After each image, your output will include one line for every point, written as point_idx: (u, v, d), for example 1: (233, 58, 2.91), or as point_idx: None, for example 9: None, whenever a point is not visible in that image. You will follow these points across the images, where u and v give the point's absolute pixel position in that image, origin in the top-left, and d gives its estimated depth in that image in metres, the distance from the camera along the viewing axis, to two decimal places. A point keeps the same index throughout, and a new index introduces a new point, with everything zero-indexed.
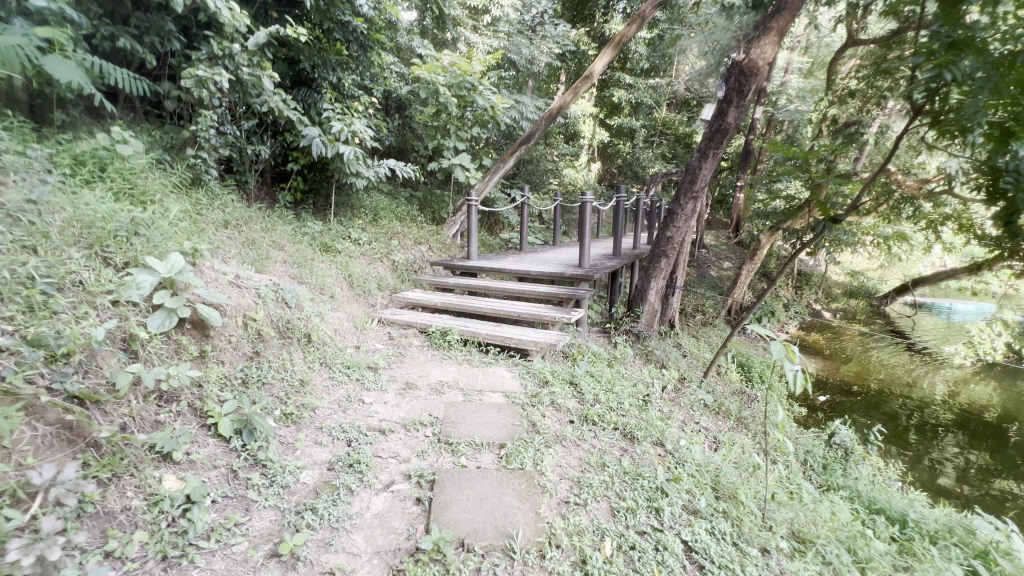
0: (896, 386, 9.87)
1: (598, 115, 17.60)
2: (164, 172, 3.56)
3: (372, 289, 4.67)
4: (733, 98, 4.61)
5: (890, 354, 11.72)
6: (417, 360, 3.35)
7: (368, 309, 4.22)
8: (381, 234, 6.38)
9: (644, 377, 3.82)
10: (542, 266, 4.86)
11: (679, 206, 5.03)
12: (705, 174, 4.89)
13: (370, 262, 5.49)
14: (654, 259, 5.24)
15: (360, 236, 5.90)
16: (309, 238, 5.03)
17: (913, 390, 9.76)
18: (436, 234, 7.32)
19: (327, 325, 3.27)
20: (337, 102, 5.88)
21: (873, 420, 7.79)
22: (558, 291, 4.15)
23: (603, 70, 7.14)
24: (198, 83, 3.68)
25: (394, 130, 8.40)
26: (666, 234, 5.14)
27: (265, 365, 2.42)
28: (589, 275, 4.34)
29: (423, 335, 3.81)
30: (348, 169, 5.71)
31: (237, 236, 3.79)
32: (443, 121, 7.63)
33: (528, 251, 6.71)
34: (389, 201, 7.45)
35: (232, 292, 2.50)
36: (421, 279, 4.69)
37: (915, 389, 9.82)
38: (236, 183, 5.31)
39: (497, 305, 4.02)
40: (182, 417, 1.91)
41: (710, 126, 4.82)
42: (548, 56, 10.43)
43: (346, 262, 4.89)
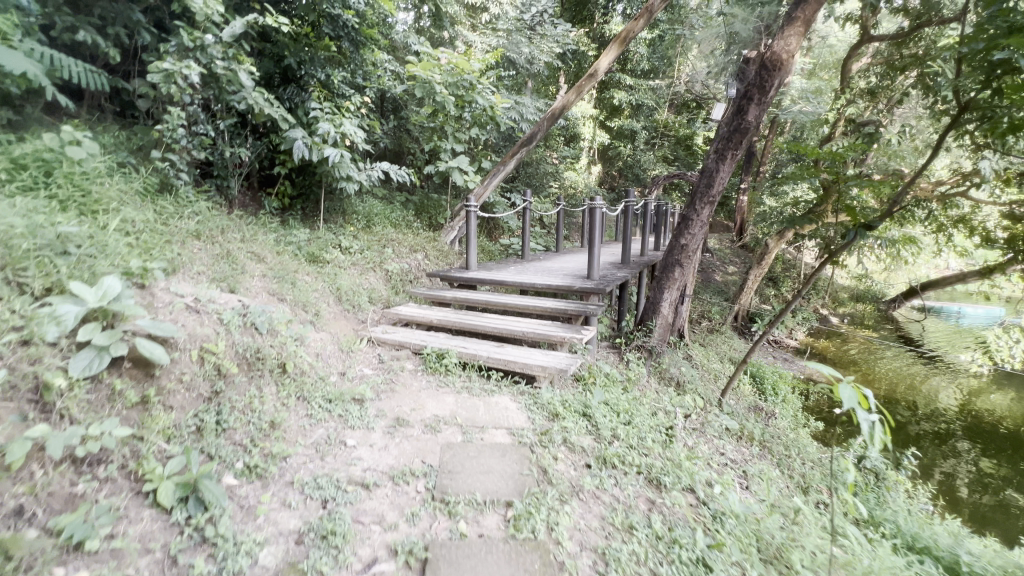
0: (911, 395, 9.50)
1: (598, 117, 17.27)
2: (125, 177, 3.19)
3: (363, 304, 4.30)
4: (753, 94, 4.25)
5: (901, 361, 11.38)
6: (411, 388, 2.97)
7: (359, 327, 3.85)
8: (375, 242, 6.00)
9: (663, 404, 3.44)
10: (547, 276, 4.48)
11: (694, 211, 4.67)
12: (722, 178, 4.53)
13: (361, 273, 5.12)
14: (667, 269, 4.87)
15: (351, 245, 5.53)
16: (294, 248, 4.65)
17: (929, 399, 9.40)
18: (432, 241, 6.94)
19: (307, 350, 2.88)
20: (326, 101, 5.51)
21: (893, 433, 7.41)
22: (566, 308, 3.75)
23: (609, 68, 6.79)
24: (165, 78, 3.30)
25: (389, 132, 8.03)
26: (680, 241, 4.78)
27: (226, 407, 2.04)
28: (599, 288, 3.95)
29: (417, 357, 3.43)
30: (337, 173, 5.33)
31: (209, 248, 3.41)
32: (439, 122, 7.27)
33: (531, 259, 6.33)
34: (383, 206, 7.08)
35: (187, 320, 2.12)
36: (416, 293, 4.30)
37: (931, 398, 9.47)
38: (216, 187, 4.95)
39: (499, 323, 3.64)
40: (110, 485, 1.53)
41: (727, 126, 4.46)
42: (548, 56, 10.10)
43: (335, 274, 4.51)
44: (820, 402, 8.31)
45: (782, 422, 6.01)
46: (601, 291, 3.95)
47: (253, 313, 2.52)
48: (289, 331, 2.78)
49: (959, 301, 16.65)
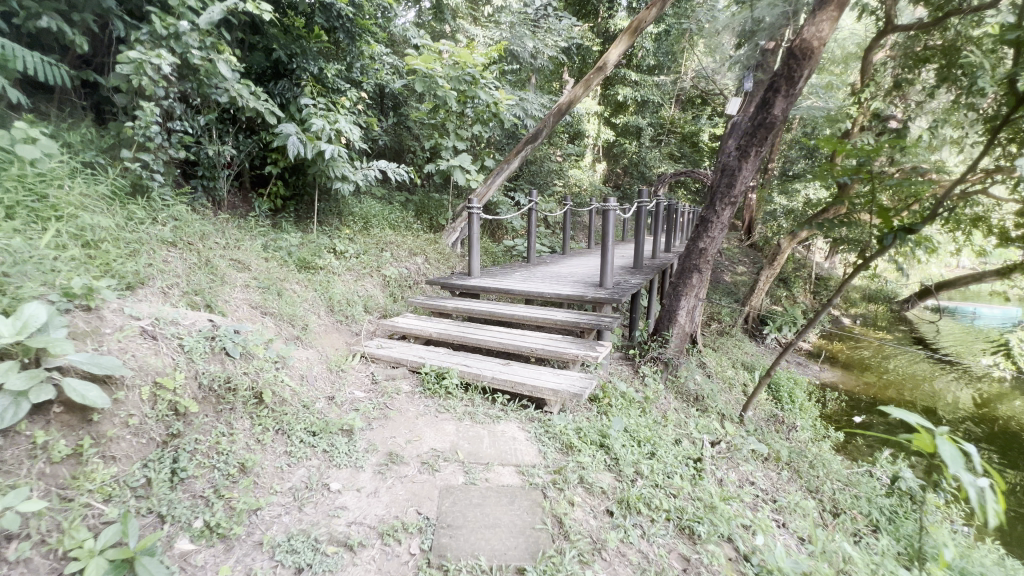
0: (932, 400, 9.12)
1: (602, 113, 16.91)
2: (90, 178, 2.88)
3: (357, 314, 3.99)
4: (780, 86, 3.90)
5: (918, 364, 11.00)
6: (408, 414, 2.66)
7: (351, 342, 3.54)
8: (372, 245, 5.69)
9: (686, 428, 3.12)
10: (555, 283, 4.14)
11: (713, 213, 4.34)
12: (745, 177, 4.19)
13: (356, 280, 4.80)
14: (684, 275, 4.55)
15: (346, 249, 5.22)
16: (285, 254, 4.36)
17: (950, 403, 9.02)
18: (433, 243, 6.62)
19: (290, 373, 2.57)
20: (320, 95, 5.20)
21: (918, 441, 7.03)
22: (578, 322, 3.40)
23: (618, 60, 6.43)
24: (134, 68, 2.98)
25: (388, 129, 7.73)
26: (698, 245, 4.45)
27: (184, 451, 1.74)
28: (615, 298, 3.58)
29: (415, 375, 3.12)
30: (331, 173, 5.01)
31: (186, 257, 3.11)
32: (441, 119, 6.96)
33: (536, 262, 6.00)
34: (381, 206, 6.78)
35: (139, 348, 1.82)
36: (413, 302, 3.97)
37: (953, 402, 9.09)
38: (202, 188, 4.68)
39: (505, 337, 3.32)
40: (22, 568, 1.22)
41: (751, 121, 4.11)
42: (553, 50, 9.78)
43: (327, 281, 4.22)
44: (837, 410, 7.97)
45: (803, 436, 5.66)
46: (618, 301, 3.58)
47: (221, 332, 2.20)
48: (267, 353, 2.47)
49: (973, 302, 16.27)
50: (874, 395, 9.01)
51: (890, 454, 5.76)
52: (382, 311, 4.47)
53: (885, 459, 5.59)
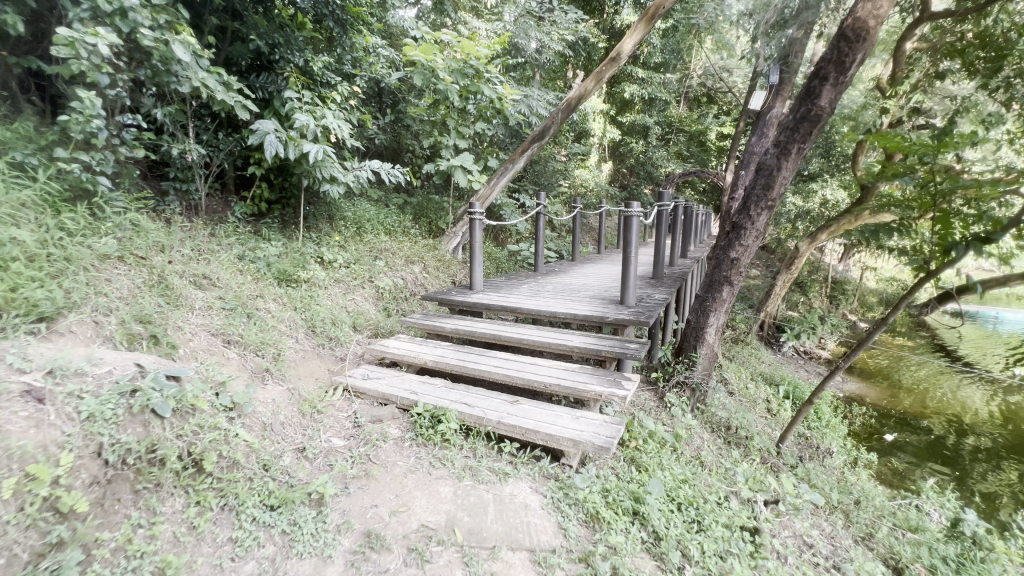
0: (967, 411, 8.51)
1: (608, 112, 16.40)
2: (11, 182, 2.40)
3: (343, 335, 3.50)
4: (829, 72, 3.40)
5: (945, 372, 10.42)
6: (395, 471, 2.17)
7: (334, 372, 3.05)
8: (364, 254, 5.22)
9: (729, 481, 2.61)
10: (569, 299, 3.62)
11: (748, 219, 3.83)
12: (785, 178, 3.68)
13: (345, 294, 4.32)
14: (713, 288, 4.04)
15: (335, 258, 4.74)
16: (262, 266, 3.88)
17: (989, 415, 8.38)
18: (432, 250, 6.14)
19: (248, 423, 2.08)
20: (306, 89, 4.71)
21: (961, 460, 6.43)
22: (598, 349, 2.87)
23: (634, 49, 5.92)
24: (70, 49, 2.51)
25: (385, 128, 7.26)
26: (729, 255, 3.94)
27: (68, 565, 1.24)
28: (641, 320, 3.05)
29: (405, 416, 2.62)
30: (318, 174, 4.54)
31: (134, 275, 2.63)
32: (440, 115, 6.49)
33: (545, 270, 5.51)
34: (376, 209, 6.32)
35: (11, 420, 1.35)
36: (409, 321, 3.47)
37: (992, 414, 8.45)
38: (173, 191, 4.25)
39: (512, 368, 2.81)
40: None
41: (792, 113, 3.61)
42: (559, 44, 9.28)
43: (310, 297, 3.73)
44: (865, 427, 7.43)
45: (839, 464, 5.14)
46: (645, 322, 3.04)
47: (146, 379, 1.71)
48: (214, 401, 1.99)
49: (992, 306, 15.70)
50: (903, 409, 8.45)
51: (933, 483, 5.25)
52: (372, 331, 3.99)
53: (928, 488, 5.07)
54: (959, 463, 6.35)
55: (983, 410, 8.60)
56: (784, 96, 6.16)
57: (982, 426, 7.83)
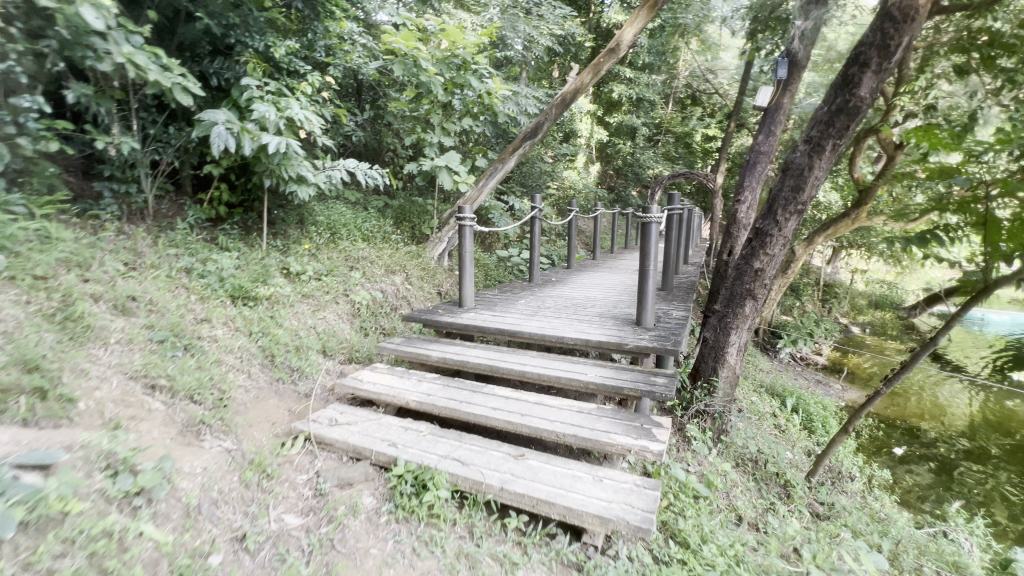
0: (969, 417, 8.30)
1: (596, 112, 16.03)
2: None
3: (307, 366, 2.94)
4: (871, 57, 2.97)
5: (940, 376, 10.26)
6: (368, 564, 1.63)
7: (294, 416, 2.50)
8: (339, 263, 4.64)
9: (782, 551, 2.13)
10: (577, 319, 3.11)
11: (774, 224, 3.39)
12: (817, 178, 3.24)
13: (315, 312, 3.76)
14: (734, 303, 3.58)
15: (304, 271, 4.16)
16: (214, 281, 3.30)
17: (992, 421, 8.18)
18: (415, 257, 5.58)
19: (161, 510, 1.52)
20: (269, 77, 4.12)
21: (976, 472, 6.13)
22: (619, 384, 2.35)
23: (635, 40, 5.48)
24: None
25: (363, 124, 6.70)
26: (753, 265, 3.49)
27: None
28: (668, 347, 2.53)
29: (382, 476, 2.08)
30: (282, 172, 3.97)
31: (28, 301, 2.06)
32: (423, 111, 5.97)
33: (541, 280, 5.00)
34: (353, 213, 5.76)
35: None
36: (388, 349, 2.92)
37: (995, 419, 8.24)
38: (110, 193, 3.64)
39: (515, 410, 2.29)
40: None
41: (825, 106, 3.19)
42: (547, 40, 8.85)
43: (270, 319, 3.18)
44: (874, 439, 7.07)
45: (858, 489, 4.75)
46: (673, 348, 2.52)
47: None
48: (107, 487, 1.44)
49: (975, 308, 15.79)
50: (905, 416, 8.18)
51: (958, 506, 4.88)
52: (345, 357, 3.43)
53: (954, 512, 4.71)
54: (974, 475, 6.05)
55: (985, 416, 8.41)
56: (792, 92, 5.69)
57: (987, 434, 7.60)
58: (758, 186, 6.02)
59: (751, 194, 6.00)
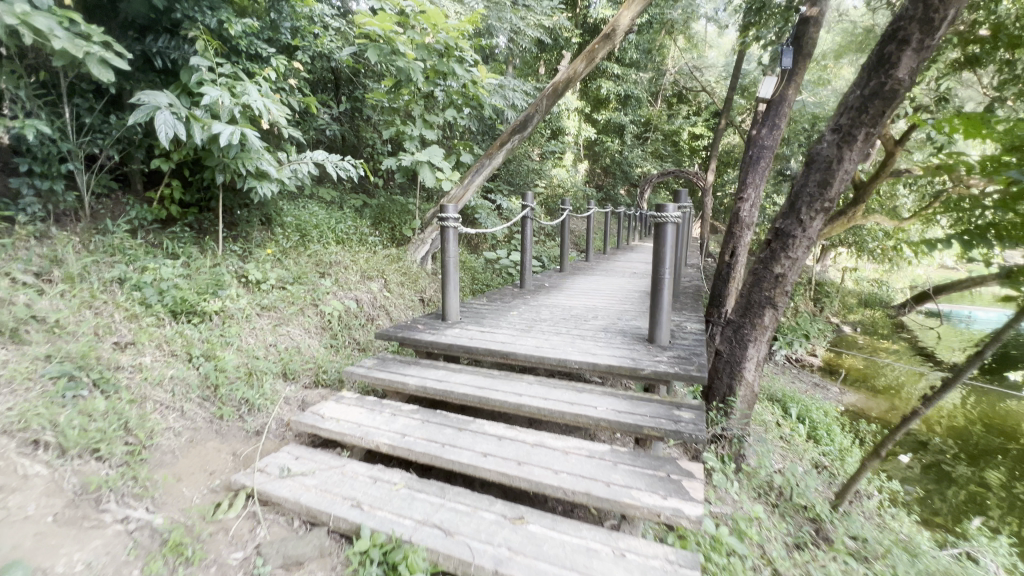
0: (967, 415, 8.15)
1: (584, 109, 15.58)
2: None
3: (259, 396, 2.47)
4: (911, 33, 2.60)
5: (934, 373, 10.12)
6: None
7: (238, 464, 2.03)
8: (307, 268, 4.15)
9: None
10: (580, 334, 2.67)
11: (797, 224, 3.01)
12: (846, 172, 2.87)
13: (276, 327, 3.27)
14: (752, 312, 3.21)
15: (266, 278, 3.67)
16: (152, 293, 2.79)
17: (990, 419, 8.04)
18: (394, 261, 5.11)
19: None
20: (223, 58, 3.61)
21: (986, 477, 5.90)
22: (638, 420, 1.92)
23: (632, 25, 5.11)
24: None
25: (337, 117, 6.18)
26: (773, 271, 3.11)
27: None
28: (693, 372, 2.10)
29: (342, 549, 1.63)
30: (240, 167, 3.46)
31: None
32: (404, 102, 5.49)
33: (533, 286, 4.57)
34: (327, 213, 5.27)
35: None
36: (357, 375, 2.45)
37: (994, 417, 8.09)
38: (31, 190, 3.10)
39: (511, 456, 1.85)
40: None
41: (857, 90, 2.82)
42: (534, 31, 8.44)
43: (217, 339, 2.69)
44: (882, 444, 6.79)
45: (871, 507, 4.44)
46: (699, 372, 2.10)
47: None
48: None
49: (960, 305, 15.88)
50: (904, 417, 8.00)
51: (981, 523, 4.59)
52: (310, 380, 2.96)
53: (976, 531, 4.43)
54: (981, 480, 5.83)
55: (982, 413, 8.26)
56: (797, 83, 5.37)
57: (988, 434, 7.44)
58: (762, 182, 5.63)
59: (756, 191, 5.60)
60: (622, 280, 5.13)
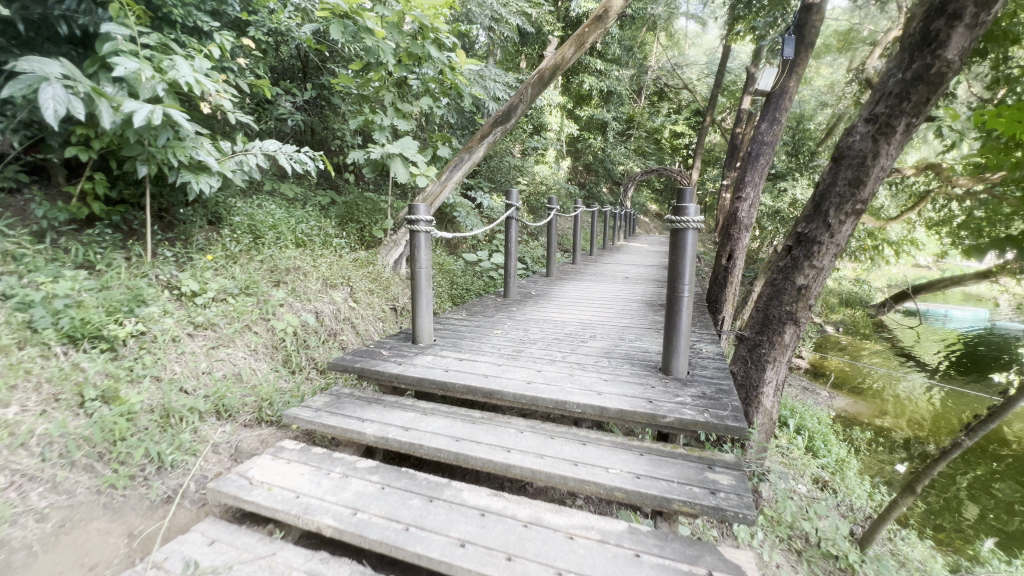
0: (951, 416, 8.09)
1: (566, 106, 14.87)
2: None
3: (173, 448, 1.94)
4: (964, 6, 2.23)
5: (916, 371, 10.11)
6: None
7: (130, 552, 1.51)
8: (260, 277, 3.60)
9: None
10: (580, 363, 2.20)
11: (824, 228, 2.62)
12: (883, 167, 2.48)
13: (212, 350, 2.73)
14: (771, 329, 2.81)
15: (207, 290, 3.12)
16: (41, 314, 2.21)
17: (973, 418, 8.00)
18: (362, 266, 4.57)
19: None
20: (149, 26, 3.01)
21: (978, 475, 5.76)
22: (663, 490, 1.46)
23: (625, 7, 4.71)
24: None
25: (300, 106, 5.60)
26: (796, 282, 2.71)
27: None
28: (728, 420, 1.63)
29: None
30: (172, 158, 2.90)
31: None
32: (373, 89, 4.95)
33: (519, 295, 4.10)
34: (286, 211, 4.70)
35: None
36: (301, 420, 1.94)
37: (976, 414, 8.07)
38: None
39: (499, 544, 1.37)
40: None
41: (897, 74, 2.44)
42: (515, 18, 7.96)
43: (123, 376, 2.15)
44: (875, 455, 6.68)
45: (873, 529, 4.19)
46: (736, 420, 1.62)
47: None
48: None
49: (935, 304, 16.08)
50: (893, 421, 7.86)
51: (991, 544, 4.36)
52: (249, 418, 2.43)
53: (988, 553, 4.16)
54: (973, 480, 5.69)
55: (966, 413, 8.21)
56: (799, 75, 5.04)
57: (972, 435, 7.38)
58: (761, 181, 5.28)
59: (755, 190, 5.25)
60: (615, 286, 4.71)
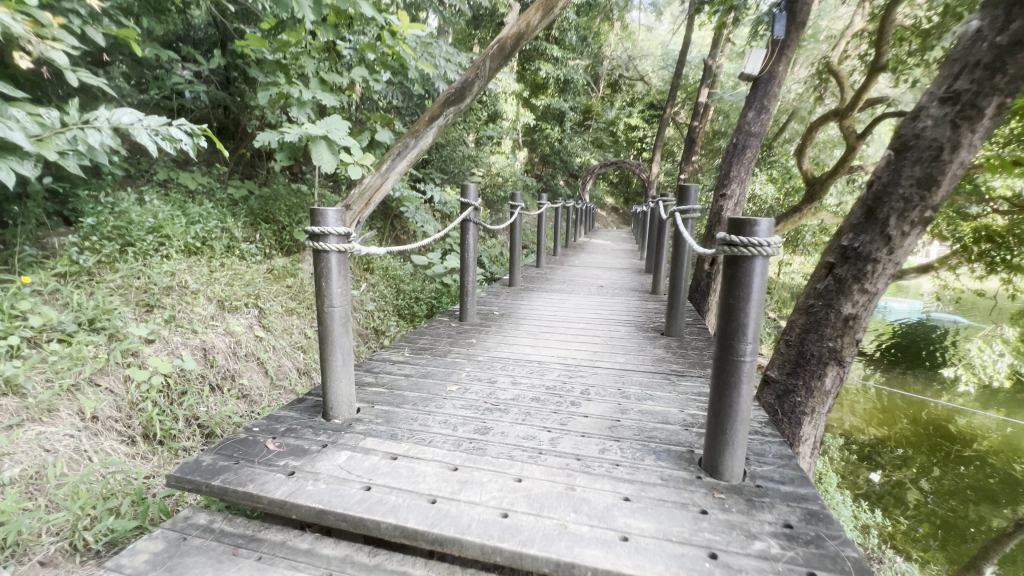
0: (904, 405, 8.15)
1: (523, 94, 14.01)
2: None
3: None
4: None
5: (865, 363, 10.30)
6: None
7: None
8: (120, 303, 2.60)
9: None
10: (581, 458, 1.42)
11: (882, 242, 2.13)
12: (963, 160, 2.02)
13: (5, 434, 1.76)
14: (814, 358, 2.36)
15: (16, 331, 2.09)
16: None
17: (924, 405, 8.09)
18: (278, 279, 3.65)
19: None
20: None
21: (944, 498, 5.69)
22: None
23: None
24: None
25: (203, 77, 4.54)
26: (846, 304, 2.24)
27: None
28: None
29: None
30: None
31: None
32: (292, 54, 3.94)
33: (480, 317, 3.29)
34: (177, 207, 3.67)
35: None
36: None
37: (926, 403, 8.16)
38: None
39: None
40: None
41: (986, 39, 1.97)
42: None
43: None
44: (847, 461, 6.48)
45: None
46: None
47: None
48: None
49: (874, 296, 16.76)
50: (855, 416, 7.77)
51: None
52: (51, 551, 1.51)
53: None
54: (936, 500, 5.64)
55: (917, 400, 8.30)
56: (789, 58, 4.49)
57: (924, 426, 7.45)
58: (747, 176, 4.78)
59: (740, 187, 4.76)
60: (591, 299, 3.99)
